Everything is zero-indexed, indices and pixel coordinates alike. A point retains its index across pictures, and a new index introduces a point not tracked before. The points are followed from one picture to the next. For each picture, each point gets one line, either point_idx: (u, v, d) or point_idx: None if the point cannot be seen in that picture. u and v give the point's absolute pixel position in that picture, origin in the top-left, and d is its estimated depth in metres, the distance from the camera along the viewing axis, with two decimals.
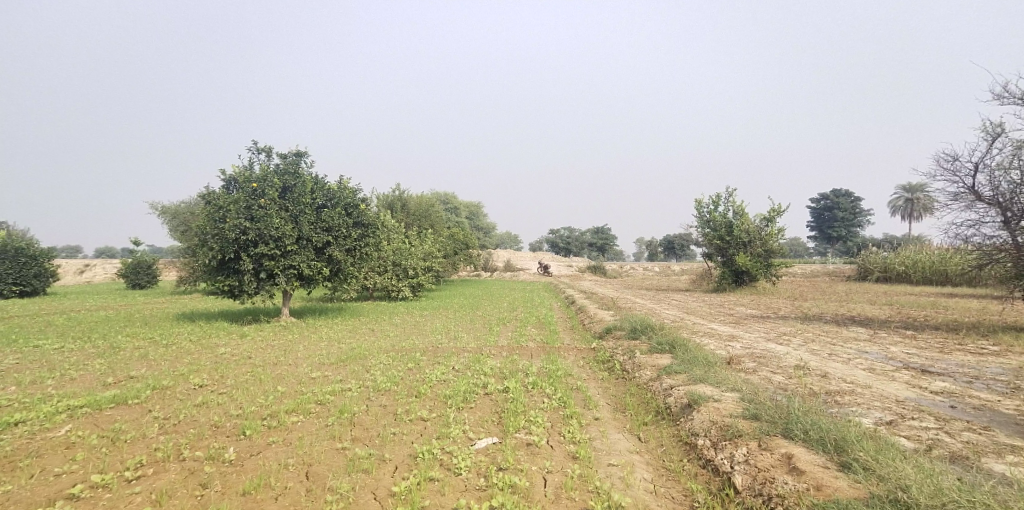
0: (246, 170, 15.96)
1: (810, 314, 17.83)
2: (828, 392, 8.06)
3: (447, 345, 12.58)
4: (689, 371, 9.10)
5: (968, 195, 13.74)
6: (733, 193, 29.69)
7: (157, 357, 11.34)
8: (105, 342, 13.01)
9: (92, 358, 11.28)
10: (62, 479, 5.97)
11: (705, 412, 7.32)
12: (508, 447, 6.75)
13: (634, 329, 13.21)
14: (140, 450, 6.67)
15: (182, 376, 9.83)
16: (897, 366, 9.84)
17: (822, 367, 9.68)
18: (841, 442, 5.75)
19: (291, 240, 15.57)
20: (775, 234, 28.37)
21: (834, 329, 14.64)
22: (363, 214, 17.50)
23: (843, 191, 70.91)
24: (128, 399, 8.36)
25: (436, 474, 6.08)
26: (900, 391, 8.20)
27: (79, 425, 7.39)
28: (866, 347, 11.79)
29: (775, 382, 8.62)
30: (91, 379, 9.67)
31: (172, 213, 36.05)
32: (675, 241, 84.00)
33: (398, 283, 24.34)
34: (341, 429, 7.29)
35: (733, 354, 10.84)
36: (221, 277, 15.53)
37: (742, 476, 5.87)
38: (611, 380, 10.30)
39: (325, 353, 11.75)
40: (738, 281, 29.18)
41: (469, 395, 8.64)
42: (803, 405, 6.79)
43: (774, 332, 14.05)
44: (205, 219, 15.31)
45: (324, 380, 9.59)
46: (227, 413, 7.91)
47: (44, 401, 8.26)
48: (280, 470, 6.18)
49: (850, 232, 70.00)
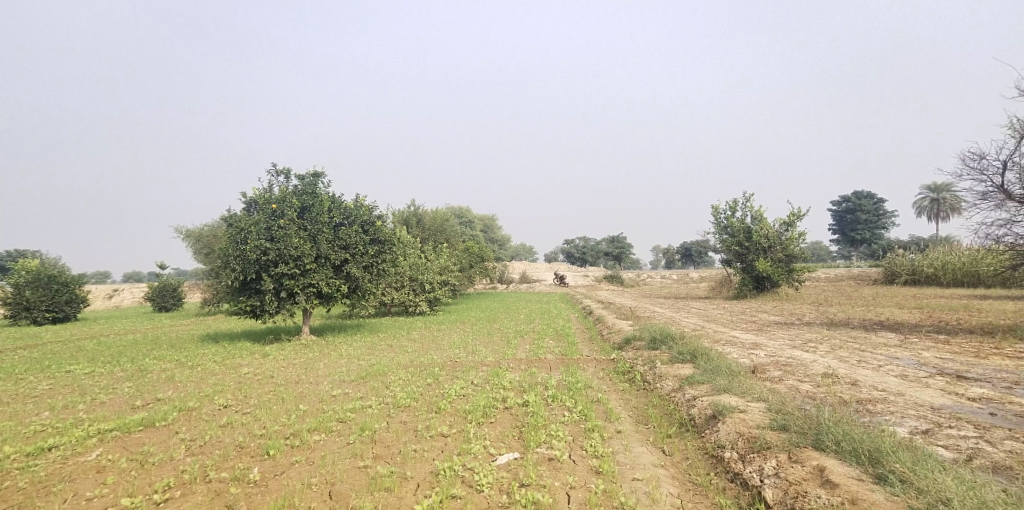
0: (266, 192, 16.19)
1: (837, 320, 17.39)
2: (858, 401, 7.80)
3: (465, 360, 12.52)
4: (712, 381, 8.90)
5: (997, 195, 13.37)
6: (750, 198, 29.38)
7: (183, 379, 11.46)
8: (133, 366, 13.22)
9: (122, 381, 11.45)
10: (94, 504, 6.02)
11: (731, 423, 7.13)
12: (530, 462, 6.64)
13: (654, 339, 13.00)
14: (167, 473, 6.71)
15: (206, 397, 9.92)
16: (931, 372, 9.52)
17: (851, 374, 9.40)
18: (876, 454, 5.54)
19: (310, 259, 15.71)
20: (796, 238, 27.88)
21: (862, 334, 14.25)
22: (379, 231, 17.64)
23: (865, 193, 69.44)
24: (156, 422, 8.44)
25: (459, 491, 6.00)
26: (934, 398, 7.92)
27: (109, 449, 7.48)
28: (897, 353, 11.43)
29: (802, 390, 8.39)
30: (120, 402, 9.81)
31: (195, 237, 36.75)
32: (692, 249, 83.07)
33: (414, 298, 24.44)
34: (363, 447, 7.24)
35: (758, 363, 10.59)
36: (243, 297, 15.71)
37: (772, 490, 5.68)
38: (631, 391, 10.13)
39: (345, 370, 11.77)
40: (758, 288, 28.73)
41: (489, 410, 8.54)
42: (834, 415, 6.56)
43: (799, 339, 13.71)
44: (227, 242, 15.53)
45: (345, 398, 9.59)
46: (251, 432, 7.94)
47: (75, 425, 8.39)
48: (304, 489, 6.16)
49: (874, 235, 68.54)
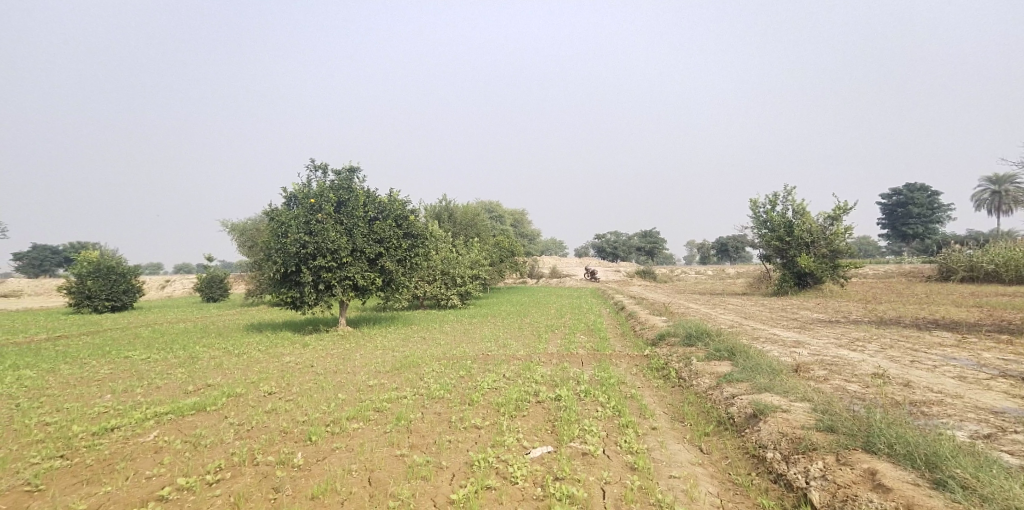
0: (304, 187, 16.47)
1: (886, 319, 16.62)
2: (911, 402, 7.39)
3: (498, 353, 12.48)
4: (752, 379, 8.59)
5: None
6: (792, 191, 28.36)
7: (230, 367, 11.79)
8: (184, 352, 13.69)
9: (174, 367, 11.86)
10: (152, 482, 6.21)
11: (774, 423, 6.85)
12: (564, 456, 6.54)
13: (690, 335, 12.69)
14: (218, 455, 6.88)
15: (252, 384, 10.18)
16: (991, 374, 8.95)
17: (903, 375, 8.93)
18: (934, 458, 5.21)
19: (346, 252, 15.94)
20: (841, 233, 26.75)
21: (915, 333, 13.55)
22: (412, 225, 17.78)
23: (918, 185, 66.22)
24: (207, 406, 8.70)
25: (494, 482, 5.95)
26: (996, 401, 7.43)
27: (165, 430, 7.73)
28: (953, 353, 10.79)
29: (849, 391, 8.01)
30: (173, 387, 10.17)
31: (240, 230, 37.90)
32: (730, 244, 80.94)
33: (447, 292, 24.61)
34: (399, 437, 7.27)
35: (801, 361, 10.18)
36: (284, 289, 16.07)
37: (819, 493, 5.42)
38: (667, 388, 9.89)
39: (380, 361, 11.90)
40: (800, 284, 27.77)
41: (522, 403, 8.47)
42: (885, 417, 6.22)
43: (845, 337, 13.14)
44: (269, 235, 15.90)
45: (381, 388, 9.68)
46: (294, 419, 8.09)
47: (133, 407, 8.72)
48: (344, 475, 6.22)
49: (928, 229, 65.39)
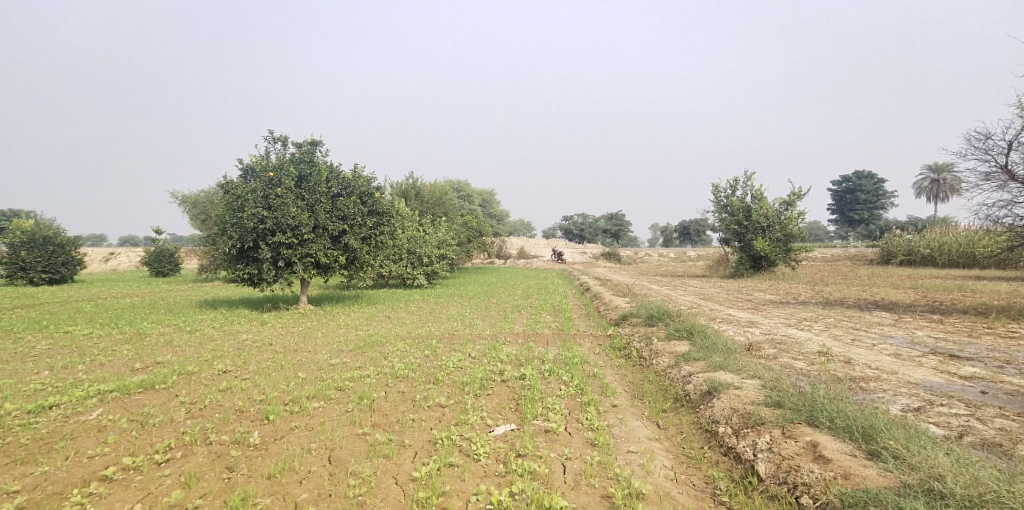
0: (263, 159, 16.00)
1: (832, 299, 17.52)
2: (851, 378, 7.89)
3: (463, 332, 12.59)
4: (708, 358, 8.97)
5: (1001, 175, 13.31)
6: (751, 177, 29.21)
7: (181, 344, 11.50)
8: (131, 329, 13.24)
9: (120, 344, 11.48)
10: (95, 461, 6.09)
11: (726, 399, 7.20)
12: (527, 434, 6.71)
13: (652, 315, 13.06)
14: (167, 434, 6.77)
15: (205, 362, 9.97)
16: (923, 352, 9.61)
17: (845, 352, 9.50)
18: (870, 431, 5.61)
19: (308, 229, 15.62)
20: (795, 218, 27.79)
21: (857, 314, 14.35)
22: (377, 202, 17.57)
23: (866, 173, 69.11)
24: (155, 384, 8.50)
25: (456, 460, 6.08)
26: (925, 377, 8.00)
27: (110, 409, 7.53)
28: (891, 332, 11.51)
29: (797, 368, 8.47)
30: (119, 364, 9.85)
31: (192, 202, 36.49)
32: (692, 227, 82.68)
33: (413, 271, 24.45)
34: (362, 415, 7.31)
35: (754, 340, 10.67)
36: (241, 265, 15.66)
37: (765, 464, 5.77)
38: (628, 367, 10.23)
39: (343, 340, 11.81)
40: (755, 267, 28.82)
41: (487, 382, 8.61)
42: (829, 393, 6.62)
43: (794, 317, 13.80)
44: (224, 209, 15.42)
45: (343, 366, 9.65)
46: (250, 398, 8.00)
47: (74, 385, 8.41)
48: (303, 454, 6.23)
49: (873, 215, 68.67)
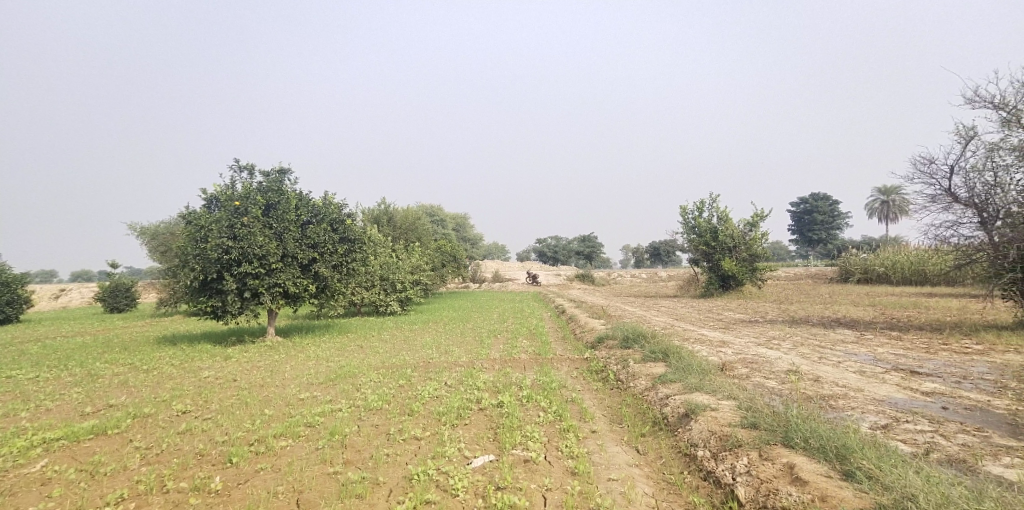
0: (228, 188, 15.67)
1: (797, 318, 17.97)
2: (821, 396, 8.07)
3: (439, 360, 12.40)
4: (684, 379, 9.05)
5: (945, 197, 14.01)
6: (717, 199, 29.95)
7: (138, 384, 11.00)
8: (82, 370, 12.62)
9: (70, 387, 10.91)
10: None
11: (703, 421, 7.26)
12: (505, 465, 6.62)
13: (627, 338, 13.13)
14: (120, 484, 6.42)
15: (163, 403, 9.55)
16: (887, 368, 9.91)
17: (814, 371, 9.71)
18: (843, 450, 5.73)
19: (275, 258, 15.30)
20: (759, 238, 28.60)
21: (822, 331, 14.73)
22: (349, 229, 17.39)
23: (822, 195, 71.74)
24: (108, 429, 8.08)
25: (433, 496, 5.93)
26: (890, 393, 8.25)
27: (56, 459, 7.12)
28: (855, 349, 11.85)
29: (769, 388, 8.62)
30: (68, 409, 9.36)
31: (150, 234, 35.36)
32: (661, 249, 84.15)
33: (385, 298, 24.12)
34: (333, 453, 7.10)
35: (727, 360, 10.82)
36: (204, 298, 15.17)
37: (744, 488, 5.82)
38: (605, 390, 10.24)
39: (313, 373, 11.50)
40: (724, 286, 29.43)
41: (464, 411, 8.48)
42: (802, 412, 6.74)
43: (763, 336, 14.09)
44: (186, 240, 14.98)
45: (313, 401, 9.38)
46: (212, 439, 7.68)
47: (18, 435, 7.93)
48: (269, 498, 6.00)
49: (830, 235, 71.19)
